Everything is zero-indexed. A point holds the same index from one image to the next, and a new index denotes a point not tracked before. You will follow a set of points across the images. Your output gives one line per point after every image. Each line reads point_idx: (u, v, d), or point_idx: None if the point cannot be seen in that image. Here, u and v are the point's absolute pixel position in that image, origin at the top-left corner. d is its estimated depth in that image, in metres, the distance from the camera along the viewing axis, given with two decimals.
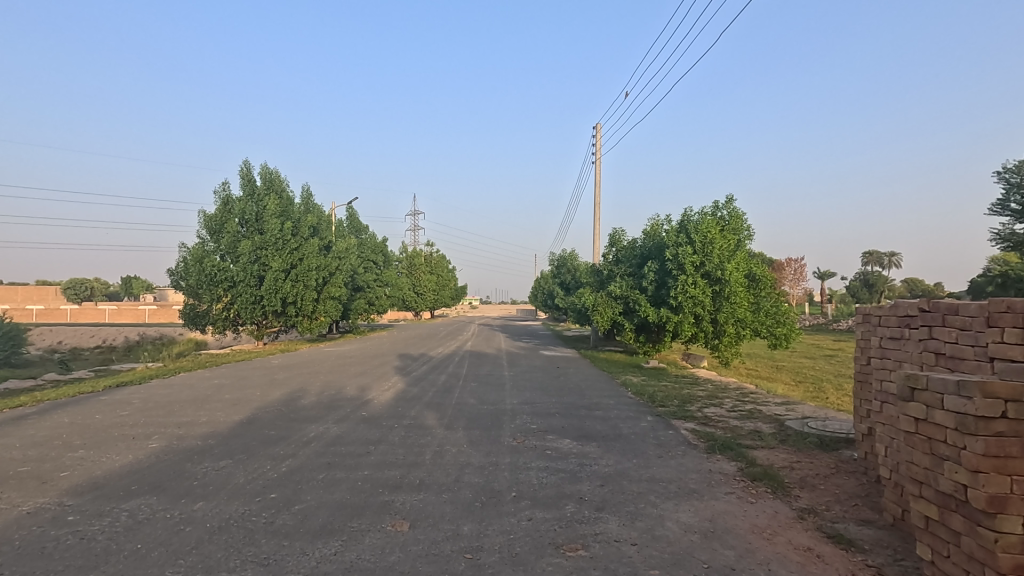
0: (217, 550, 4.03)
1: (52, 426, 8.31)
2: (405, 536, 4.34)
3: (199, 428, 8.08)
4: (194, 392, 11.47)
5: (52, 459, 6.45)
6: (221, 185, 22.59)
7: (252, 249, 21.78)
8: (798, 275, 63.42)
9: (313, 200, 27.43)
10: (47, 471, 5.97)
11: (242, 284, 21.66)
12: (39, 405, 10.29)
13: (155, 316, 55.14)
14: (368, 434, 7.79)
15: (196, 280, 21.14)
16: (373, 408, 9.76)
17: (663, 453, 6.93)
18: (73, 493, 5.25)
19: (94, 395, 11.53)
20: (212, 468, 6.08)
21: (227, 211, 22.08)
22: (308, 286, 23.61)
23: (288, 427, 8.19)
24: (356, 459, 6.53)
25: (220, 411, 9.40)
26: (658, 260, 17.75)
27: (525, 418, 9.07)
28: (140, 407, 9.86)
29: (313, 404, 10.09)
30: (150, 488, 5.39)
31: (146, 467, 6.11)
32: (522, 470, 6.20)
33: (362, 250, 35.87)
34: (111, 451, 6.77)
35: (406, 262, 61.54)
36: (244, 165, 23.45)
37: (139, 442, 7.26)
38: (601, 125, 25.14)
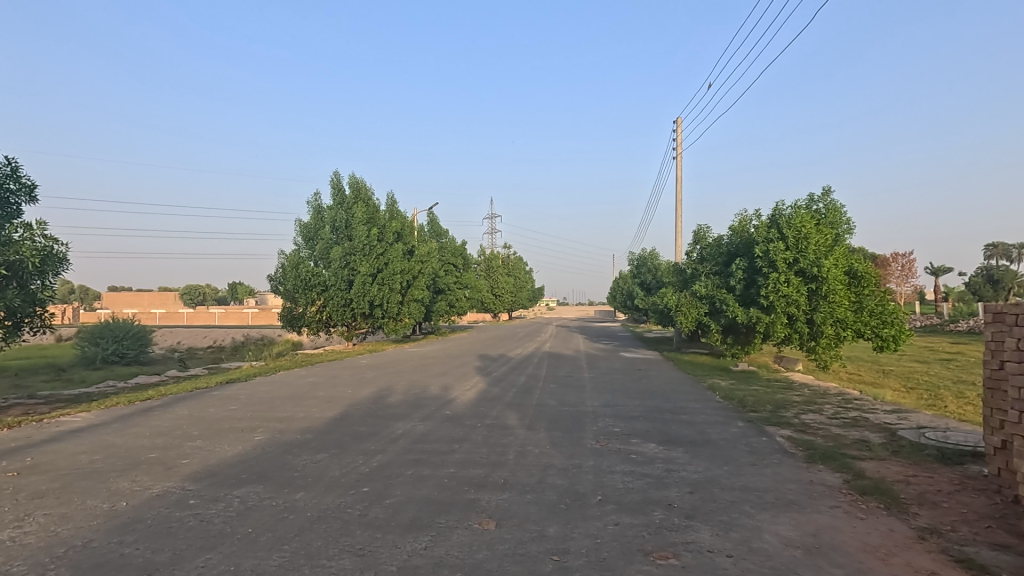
0: (317, 538, 4.27)
1: (173, 418, 9.21)
2: (491, 534, 4.38)
3: (297, 423, 8.64)
4: (292, 389, 12.34)
5: (174, 447, 7.13)
6: (314, 196, 24.19)
7: (342, 255, 23.11)
8: (906, 273, 57.95)
9: (397, 207, 28.58)
10: (170, 458, 6.61)
11: (333, 288, 22.97)
12: (162, 400, 11.45)
13: (258, 318, 59.93)
14: (451, 433, 7.97)
15: (293, 285, 22.69)
16: (456, 407, 10.01)
17: (757, 461, 6.54)
18: (192, 479, 5.77)
19: (207, 390, 12.68)
20: (311, 461, 6.47)
21: (319, 219, 23.61)
22: (393, 290, 24.68)
23: (377, 424, 8.55)
24: (441, 457, 6.70)
25: (315, 407, 10.04)
26: (747, 257, 16.86)
27: (607, 421, 8.89)
28: (246, 402, 10.73)
29: (400, 401, 10.52)
30: (257, 477, 5.81)
31: (254, 457, 6.62)
32: (606, 473, 6.07)
33: (442, 255, 36.95)
34: (223, 442, 7.38)
35: (484, 264, 62.35)
36: (334, 176, 25.01)
37: (245, 434, 7.86)
38: (682, 118, 24.41)
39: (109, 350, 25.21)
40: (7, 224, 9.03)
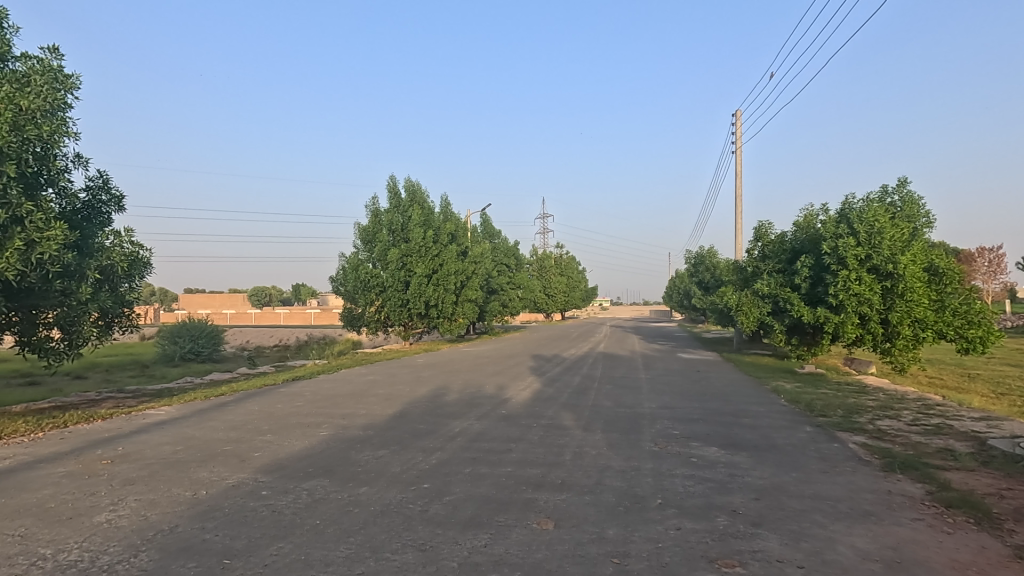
0: (380, 532, 4.40)
1: (246, 413, 9.74)
2: (550, 535, 4.38)
3: (359, 420, 8.93)
4: (354, 387, 12.78)
5: (247, 440, 7.55)
6: (372, 200, 24.97)
7: (399, 257, 23.74)
8: (993, 269, 53.53)
9: (451, 209, 29.06)
10: (244, 450, 7.00)
11: (391, 289, 23.63)
12: (234, 395, 12.14)
13: (320, 318, 62.50)
14: (508, 432, 8.03)
15: (353, 286, 23.50)
16: (512, 406, 10.06)
17: (828, 469, 6.22)
18: (264, 470, 6.09)
19: (275, 387, 13.33)
20: (373, 456, 6.69)
21: (377, 222, 24.34)
22: (448, 290, 25.13)
23: (435, 422, 8.73)
24: (498, 455, 6.75)
25: (376, 405, 10.36)
26: (813, 254, 16.06)
27: (665, 423, 8.70)
28: (311, 399, 11.20)
29: (456, 400, 10.68)
30: (323, 471, 6.06)
31: (320, 451, 6.91)
32: (666, 477, 5.94)
33: (495, 255, 37.25)
34: (291, 437, 7.74)
35: (536, 264, 62.36)
36: (390, 180, 25.73)
37: (311, 430, 8.21)
38: (742, 111, 23.53)
39: (186, 348, 26.93)
40: (99, 231, 9.82)
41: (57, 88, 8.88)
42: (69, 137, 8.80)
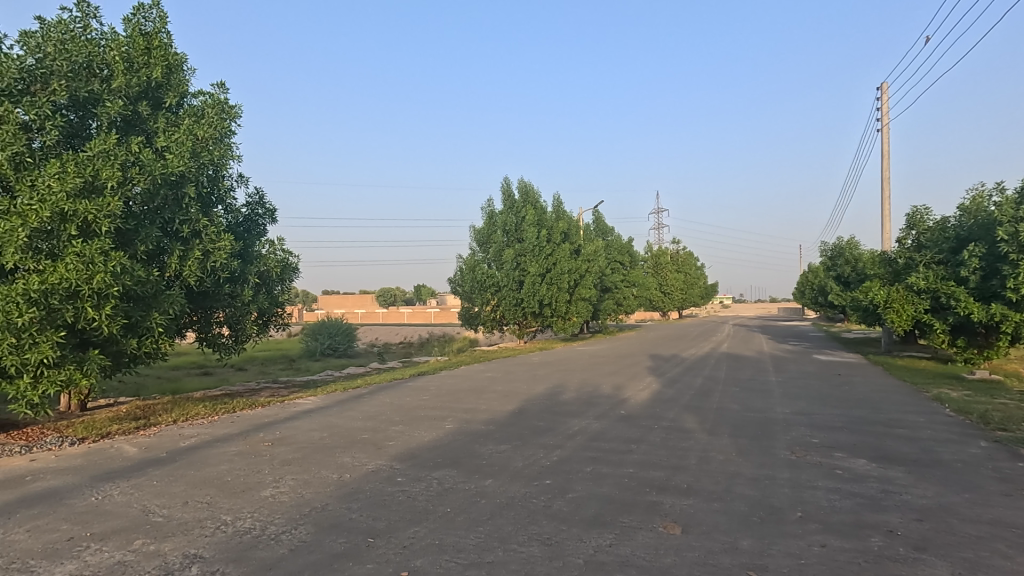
0: (507, 524, 4.54)
1: (379, 405, 10.54)
2: (678, 540, 4.24)
3: (481, 414, 9.28)
4: (474, 383, 13.29)
5: (382, 430, 8.16)
6: (487, 202, 25.79)
7: (514, 257, 24.29)
8: None
9: (563, 207, 29.12)
10: (380, 439, 7.58)
11: (506, 288, 24.22)
12: (368, 388, 13.19)
13: (440, 317, 65.88)
14: (628, 433, 7.88)
15: (470, 286, 24.41)
16: (631, 407, 9.85)
17: (1011, 491, 5.34)
18: (399, 459, 6.55)
19: (403, 381, 14.28)
20: (496, 450, 6.92)
21: (492, 223, 25.07)
22: (561, 289, 25.31)
23: (554, 419, 8.80)
24: (619, 456, 6.66)
25: (495, 401, 10.68)
26: (985, 242, 13.84)
27: (802, 431, 8.00)
28: (436, 394, 11.83)
29: (573, 399, 10.69)
30: (450, 462, 6.38)
31: (447, 443, 7.28)
32: (805, 488, 5.46)
33: (609, 253, 36.65)
34: (420, 428, 8.24)
35: (651, 261, 60.36)
36: (505, 182, 26.37)
37: (437, 422, 8.68)
38: (888, 83, 20.95)
39: (325, 344, 29.76)
40: (257, 240, 11.19)
41: (225, 117, 10.27)
42: (234, 160, 10.14)
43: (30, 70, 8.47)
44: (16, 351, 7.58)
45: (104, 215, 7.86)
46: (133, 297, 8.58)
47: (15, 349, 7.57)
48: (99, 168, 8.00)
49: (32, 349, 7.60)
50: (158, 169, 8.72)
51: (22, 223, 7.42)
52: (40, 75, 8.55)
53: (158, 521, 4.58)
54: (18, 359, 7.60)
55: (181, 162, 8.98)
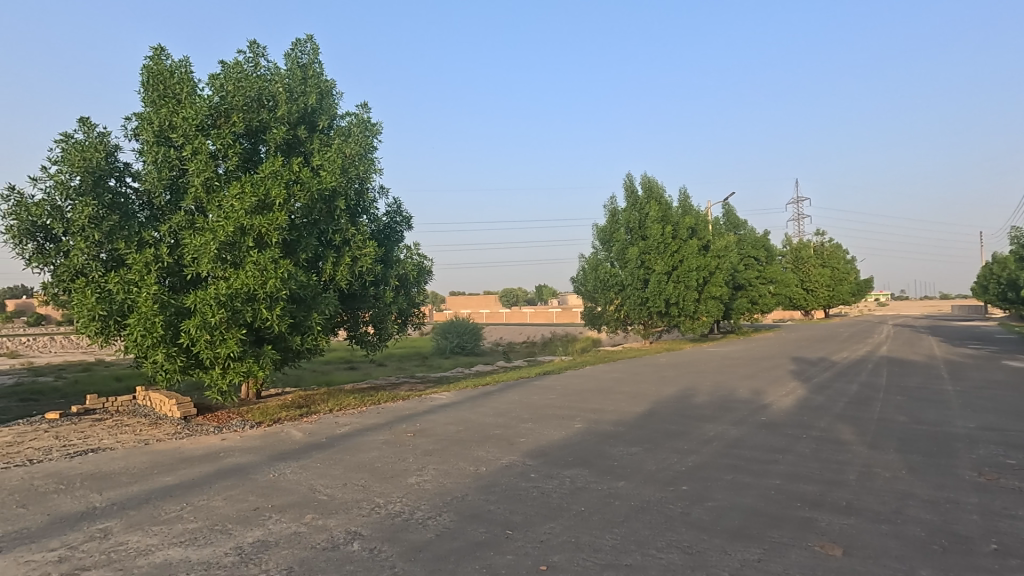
0: (643, 528, 4.43)
1: (508, 402, 10.86)
2: (838, 562, 3.84)
3: (609, 415, 9.17)
4: (600, 384, 13.16)
5: (513, 427, 8.40)
6: (609, 200, 25.44)
7: (638, 255, 23.68)
8: None
9: (690, 201, 27.80)
10: (512, 435, 7.80)
11: (630, 287, 23.69)
12: (497, 385, 13.65)
13: (562, 317, 66.20)
14: (772, 441, 7.31)
15: (593, 286, 24.24)
16: (773, 413, 9.12)
17: None
18: (530, 455, 6.69)
19: (530, 380, 14.57)
20: (627, 452, 6.79)
21: (615, 222, 24.67)
22: (689, 287, 24.08)
23: (687, 423, 8.42)
24: (762, 466, 6.19)
25: (623, 402, 10.49)
26: None
27: (993, 449, 6.82)
28: (562, 393, 11.91)
29: (707, 403, 10.14)
30: (582, 461, 6.39)
31: (577, 443, 7.29)
32: (1000, 517, 4.66)
33: (742, 248, 34.23)
34: (550, 427, 8.34)
35: (790, 256, 55.30)
36: (627, 179, 25.83)
37: (565, 421, 8.74)
38: None
39: (454, 343, 31.33)
40: (397, 246, 12.09)
41: (368, 134, 11.23)
42: (376, 173, 11.06)
43: (215, 107, 9.95)
44: (210, 345, 8.97)
45: (274, 228, 9.00)
46: (297, 300, 9.73)
47: (210, 344, 8.96)
48: (269, 187, 9.18)
49: (222, 344, 8.94)
50: (314, 186, 9.79)
51: (213, 237, 8.77)
52: (224, 110, 10.01)
53: (323, 499, 5.14)
54: (212, 352, 8.99)
55: (333, 178, 10.00)
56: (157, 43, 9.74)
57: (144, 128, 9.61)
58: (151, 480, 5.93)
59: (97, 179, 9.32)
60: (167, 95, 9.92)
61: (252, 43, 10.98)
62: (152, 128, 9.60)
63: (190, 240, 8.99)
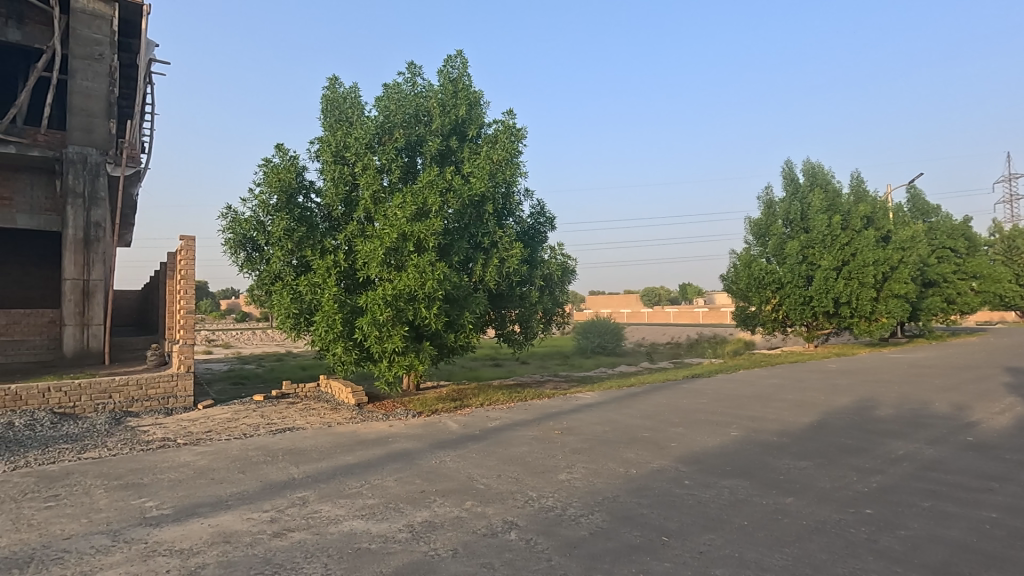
0: (820, 551, 4.01)
1: (655, 404, 10.52)
2: None
3: (771, 424, 8.43)
4: (758, 390, 12.16)
5: (663, 430, 8.11)
6: (764, 190, 23.51)
7: (800, 249, 21.47)
8: None
9: (865, 186, 24.49)
10: (662, 439, 7.54)
11: (790, 285, 21.53)
12: (643, 387, 13.29)
13: (709, 317, 62.33)
14: (982, 466, 6.16)
15: (746, 284, 22.49)
16: (982, 433, 7.68)
17: None
18: (683, 461, 6.41)
19: (678, 382, 13.95)
20: (794, 466, 6.19)
21: (771, 214, 23.06)
22: (865, 285, 20.88)
23: (868, 439, 7.43)
24: (971, 494, 5.24)
25: (786, 410, 9.59)
26: None
27: None
28: (714, 398, 11.23)
29: (893, 417, 8.85)
30: (741, 472, 5.96)
31: (735, 451, 6.82)
32: None
33: (933, 237, 29.35)
34: (703, 432, 7.92)
35: (1000, 245, 46.09)
36: (786, 166, 23.62)
37: (720, 428, 8.21)
38: None
39: (595, 342, 31.12)
40: (541, 247, 12.36)
41: (514, 139, 11.61)
42: (521, 176, 11.40)
43: (380, 126, 11.05)
44: (379, 341, 9.94)
45: (431, 233, 9.73)
46: (451, 300, 10.40)
47: (379, 340, 9.93)
48: (427, 196, 9.95)
49: (388, 340, 9.87)
50: (465, 193, 10.45)
51: (381, 243, 9.72)
52: (387, 127, 11.04)
53: (481, 488, 5.43)
54: (380, 347, 9.96)
55: (482, 184, 10.54)
56: (334, 74, 11.07)
57: (324, 150, 10.96)
58: (335, 458, 6.76)
59: (289, 197, 10.86)
60: (342, 119, 11.21)
61: (410, 64, 11.97)
62: (330, 148, 10.91)
63: (362, 246, 10.07)
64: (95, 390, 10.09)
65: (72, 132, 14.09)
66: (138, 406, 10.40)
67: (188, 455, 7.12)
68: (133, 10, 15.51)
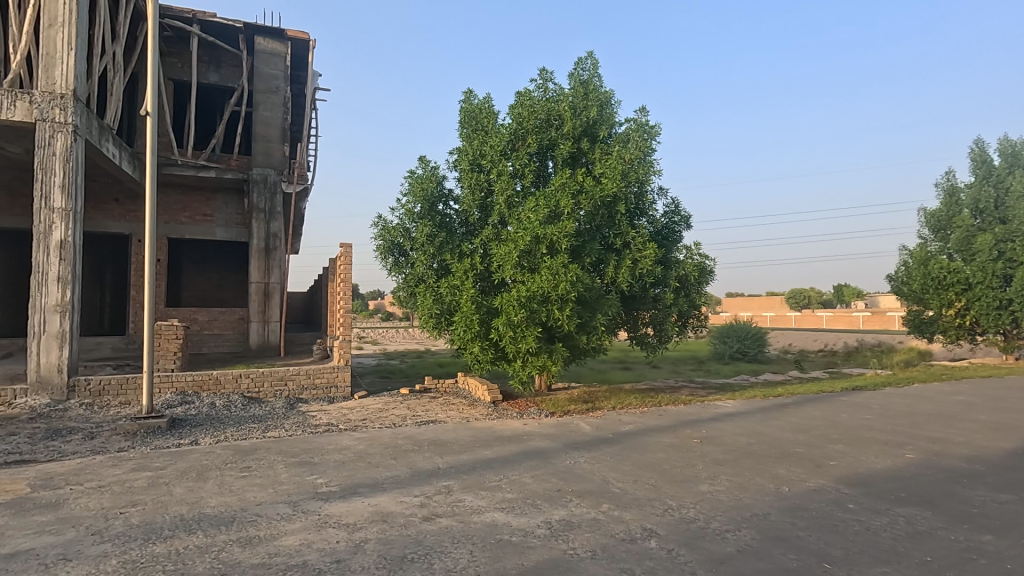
0: None
1: (809, 417, 9.57)
2: None
3: (958, 448, 7.24)
4: (938, 407, 10.50)
5: (819, 446, 7.36)
6: (946, 174, 20.37)
7: (994, 243, 18.18)
8: None
9: None
10: (818, 456, 6.84)
11: (981, 285, 18.20)
12: (792, 398, 12.16)
13: (870, 323, 55.03)
14: None
15: (920, 284, 19.49)
16: None
17: None
18: (846, 482, 5.76)
19: (834, 395, 12.55)
20: (992, 499, 5.25)
21: (954, 202, 19.95)
22: None
23: None
24: None
25: (978, 433, 8.16)
26: None
27: None
28: (882, 413, 9.92)
29: None
30: (921, 500, 5.20)
31: (911, 476, 5.97)
32: None
33: None
34: (869, 452, 7.04)
35: None
36: (975, 146, 20.30)
37: (891, 448, 7.23)
38: None
39: (734, 348, 29.03)
40: (675, 247, 11.88)
41: (647, 137, 11.31)
42: (655, 174, 11.06)
43: (514, 133, 11.41)
44: (513, 341, 10.26)
45: (563, 236, 9.84)
46: (583, 302, 10.39)
47: (513, 340, 10.24)
48: (559, 199, 10.06)
49: (522, 341, 10.15)
50: (597, 194, 10.39)
51: (515, 247, 10.03)
52: (520, 134, 11.39)
53: (617, 492, 5.36)
54: (515, 347, 10.28)
55: (614, 185, 10.41)
56: (470, 86, 11.65)
57: (462, 159, 11.59)
58: (475, 452, 7.10)
59: (431, 205, 11.65)
60: (478, 129, 11.77)
61: (541, 71, 12.22)
62: (467, 158, 11.52)
63: (497, 250, 10.46)
64: (274, 378, 11.63)
65: (256, 156, 16.47)
66: (307, 394, 11.80)
67: (348, 440, 7.93)
68: (301, 47, 17.72)
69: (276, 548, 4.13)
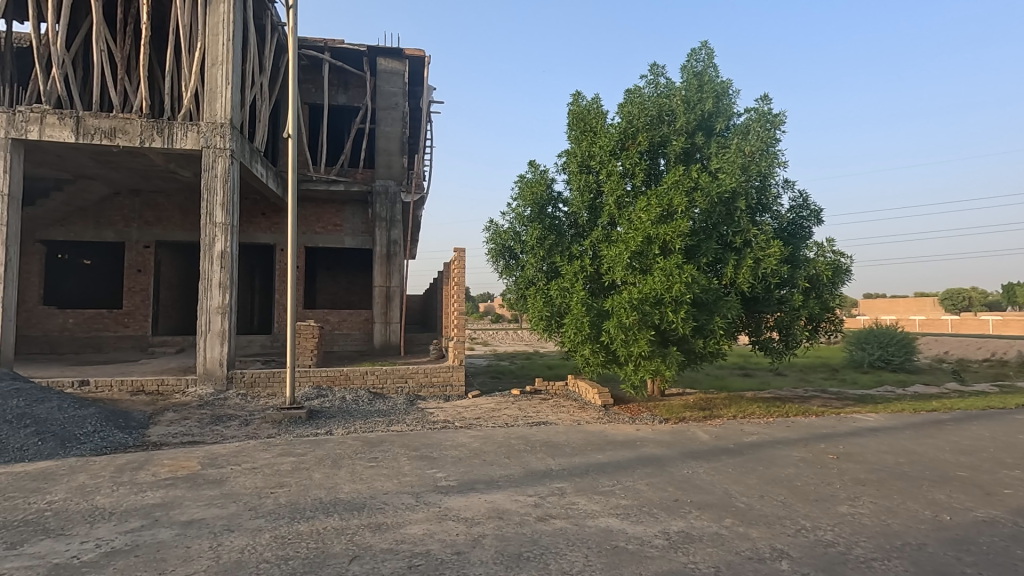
0: None
1: (974, 436, 8.31)
2: None
3: None
4: None
5: (989, 471, 6.36)
6: None
7: None
8: None
9: None
10: (989, 483, 5.90)
11: None
12: (951, 413, 10.64)
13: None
14: None
15: None
16: None
17: None
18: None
19: (1007, 412, 10.79)
20: None
21: None
22: None
23: None
24: None
25: None
26: None
27: None
28: None
29: None
30: None
31: None
32: None
33: None
34: None
35: None
36: None
37: None
38: None
39: (875, 355, 26.04)
40: (804, 243, 10.90)
41: (770, 127, 10.52)
42: (779, 167, 10.27)
43: (624, 132, 11.16)
44: (625, 344, 10.04)
45: (677, 235, 9.46)
46: (699, 304, 9.91)
47: (625, 343, 10.01)
48: (672, 198, 9.68)
49: (635, 344, 9.88)
50: (715, 190, 9.86)
51: (626, 248, 9.82)
52: (630, 133, 11.12)
53: (742, 507, 5.03)
54: (627, 350, 10.03)
55: (732, 180, 9.82)
56: (578, 89, 11.60)
57: (571, 161, 11.61)
58: (588, 455, 7.05)
59: (541, 208, 11.77)
60: (586, 130, 11.68)
61: (652, 66, 11.86)
62: (577, 160, 11.51)
63: (608, 252, 10.31)
64: (396, 375, 12.42)
65: (379, 169, 17.72)
66: (425, 391, 12.46)
67: (465, 437, 8.26)
68: (418, 64, 18.80)
69: (402, 535, 4.40)
